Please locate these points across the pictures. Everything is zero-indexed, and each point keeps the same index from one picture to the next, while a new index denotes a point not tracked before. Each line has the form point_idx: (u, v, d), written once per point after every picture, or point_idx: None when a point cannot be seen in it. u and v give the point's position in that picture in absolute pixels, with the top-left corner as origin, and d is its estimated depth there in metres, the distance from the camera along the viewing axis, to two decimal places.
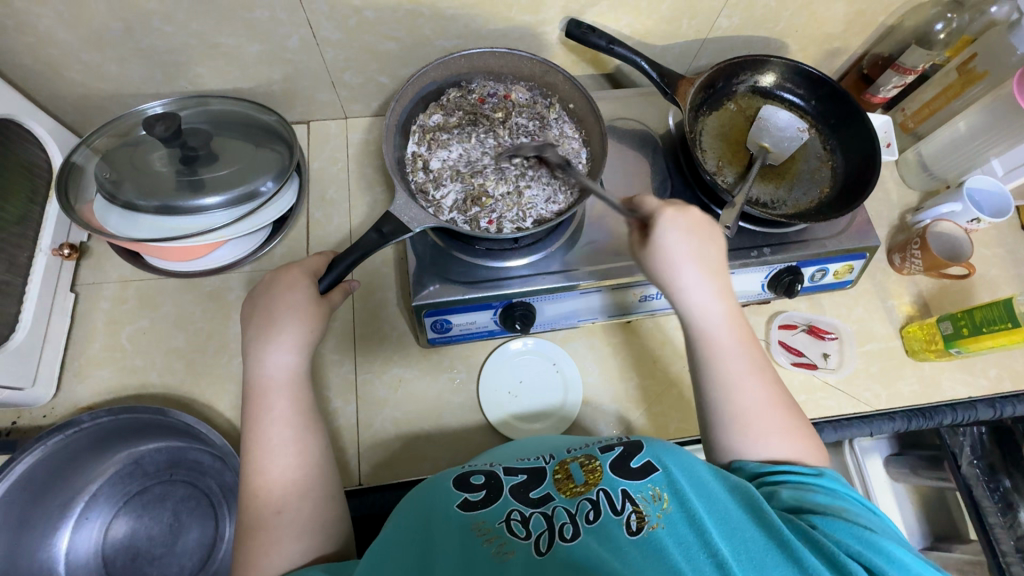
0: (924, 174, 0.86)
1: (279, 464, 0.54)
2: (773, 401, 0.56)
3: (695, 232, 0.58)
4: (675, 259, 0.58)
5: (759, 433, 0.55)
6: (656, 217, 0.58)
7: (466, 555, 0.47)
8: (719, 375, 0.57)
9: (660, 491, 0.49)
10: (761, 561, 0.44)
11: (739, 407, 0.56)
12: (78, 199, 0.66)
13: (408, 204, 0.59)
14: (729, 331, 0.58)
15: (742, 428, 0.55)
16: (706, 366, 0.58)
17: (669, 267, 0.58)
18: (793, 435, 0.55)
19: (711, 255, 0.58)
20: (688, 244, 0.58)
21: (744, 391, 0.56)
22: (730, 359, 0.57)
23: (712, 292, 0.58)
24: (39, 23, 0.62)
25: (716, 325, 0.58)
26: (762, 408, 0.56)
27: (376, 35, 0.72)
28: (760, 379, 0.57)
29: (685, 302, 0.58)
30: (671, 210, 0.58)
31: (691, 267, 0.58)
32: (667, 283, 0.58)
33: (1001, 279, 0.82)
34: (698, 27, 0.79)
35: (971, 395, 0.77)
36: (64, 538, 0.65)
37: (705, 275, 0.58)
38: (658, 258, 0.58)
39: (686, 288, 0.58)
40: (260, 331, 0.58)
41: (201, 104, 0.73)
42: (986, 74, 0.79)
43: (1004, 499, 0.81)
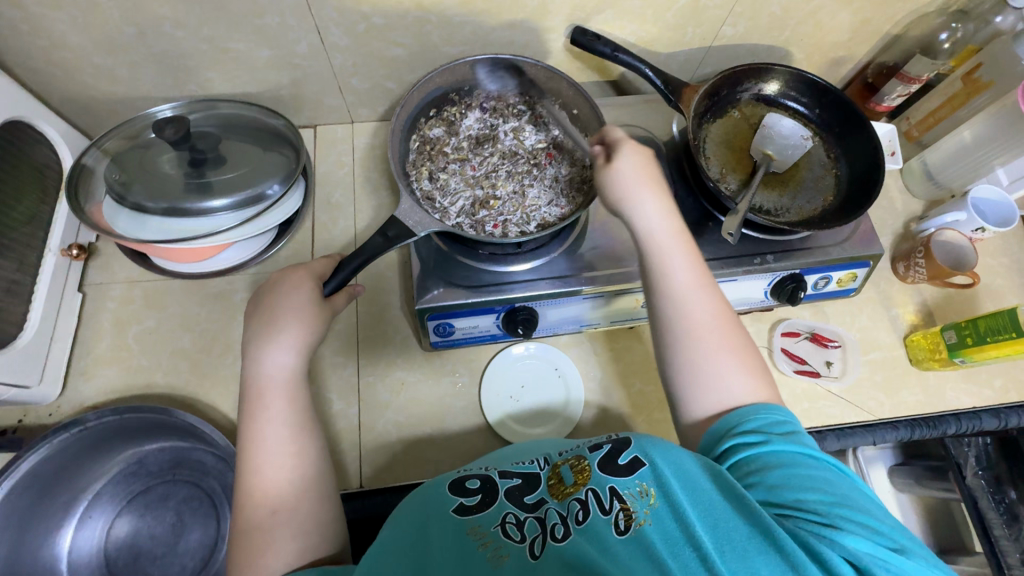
0: (929, 183, 0.86)
1: (276, 464, 0.54)
2: (724, 321, 0.57)
3: (650, 162, 0.62)
4: (629, 179, 0.60)
5: (708, 353, 0.55)
6: (619, 146, 0.62)
7: (462, 557, 0.47)
8: (676, 304, 0.57)
9: (647, 487, 0.48)
10: (745, 555, 0.44)
11: (690, 325, 0.56)
12: (88, 200, 0.67)
13: (412, 208, 0.60)
14: (680, 256, 0.59)
15: (692, 345, 0.55)
16: (658, 286, 0.58)
17: (621, 186, 0.60)
18: (742, 358, 0.56)
19: (652, 172, 0.61)
20: (635, 163, 0.61)
21: (694, 308, 0.57)
22: (678, 277, 0.58)
23: (664, 210, 0.60)
24: (53, 27, 0.63)
25: (667, 244, 0.59)
26: (712, 325, 0.56)
27: (384, 41, 0.72)
28: (709, 297, 0.57)
29: (643, 223, 0.60)
30: (633, 143, 0.62)
31: (643, 191, 0.60)
32: (621, 202, 0.60)
33: (1006, 288, 0.82)
34: (703, 35, 0.79)
35: (975, 405, 0.76)
36: (67, 536, 0.66)
37: (654, 194, 0.60)
38: (615, 181, 0.60)
39: (639, 211, 0.60)
40: (262, 331, 0.58)
41: (210, 108, 0.74)
42: (991, 84, 0.79)
43: (1009, 511, 0.80)
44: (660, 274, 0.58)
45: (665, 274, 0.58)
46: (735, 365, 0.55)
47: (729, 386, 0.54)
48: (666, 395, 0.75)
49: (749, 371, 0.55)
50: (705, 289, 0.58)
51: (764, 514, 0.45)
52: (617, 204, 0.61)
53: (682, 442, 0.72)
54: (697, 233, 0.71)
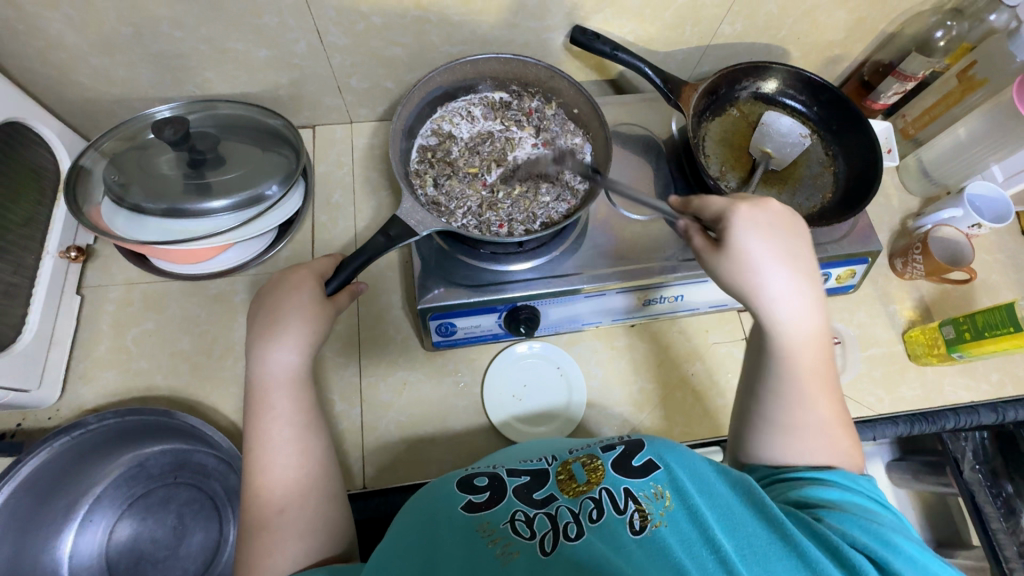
0: (924, 180, 0.86)
1: (281, 463, 0.54)
2: (834, 419, 0.54)
3: (783, 232, 0.53)
4: (755, 264, 0.52)
5: (807, 447, 0.53)
6: (731, 219, 0.53)
7: (471, 553, 0.47)
8: (787, 388, 0.54)
9: (662, 489, 0.49)
10: (764, 559, 0.44)
11: (795, 417, 0.53)
12: (86, 202, 0.66)
13: (414, 207, 0.59)
14: (810, 350, 0.53)
15: (788, 436, 0.53)
16: (776, 375, 0.54)
17: (749, 272, 0.52)
18: (842, 451, 0.53)
19: (795, 252, 0.53)
20: (773, 247, 0.52)
21: (805, 405, 0.53)
22: (794, 372, 0.53)
23: (805, 297, 0.53)
24: (50, 27, 0.63)
25: (802, 341, 0.53)
26: (823, 424, 0.53)
27: (383, 41, 0.72)
28: (827, 395, 0.54)
29: (773, 314, 0.53)
30: (750, 210, 0.53)
31: (776, 272, 0.52)
32: (752, 289, 0.53)
33: (1002, 284, 0.83)
34: (701, 33, 0.79)
35: (973, 399, 0.77)
36: (67, 541, 0.65)
37: (792, 278, 0.52)
38: (733, 260, 0.53)
39: (773, 297, 0.52)
40: (264, 331, 0.58)
41: (209, 109, 0.73)
42: (986, 81, 0.80)
43: (1007, 504, 0.81)
44: (777, 362, 0.54)
45: (785, 364, 0.53)
46: (832, 454, 0.53)
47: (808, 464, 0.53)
48: (668, 392, 0.75)
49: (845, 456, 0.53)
50: (827, 378, 0.54)
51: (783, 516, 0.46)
52: (741, 289, 0.54)
53: (684, 440, 0.73)
54: None
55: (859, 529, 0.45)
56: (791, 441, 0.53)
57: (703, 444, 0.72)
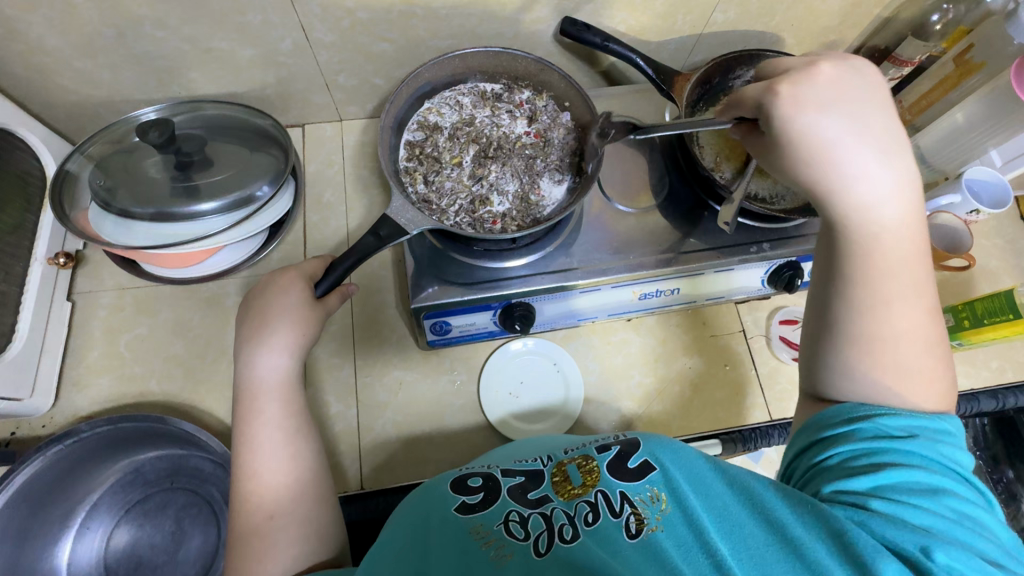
0: (923, 166, 0.86)
1: (271, 468, 0.54)
2: (925, 334, 0.49)
3: (843, 104, 0.49)
4: (830, 144, 0.48)
5: (892, 364, 0.48)
6: (775, 98, 0.49)
7: (464, 556, 0.47)
8: (869, 288, 0.49)
9: (658, 492, 0.49)
10: (762, 561, 0.43)
11: (884, 327, 0.48)
12: (72, 208, 0.65)
13: (404, 206, 0.59)
14: (897, 237, 0.49)
15: (876, 353, 0.48)
16: (851, 272, 0.49)
17: (809, 151, 0.49)
18: (927, 381, 0.48)
19: (879, 129, 0.49)
20: (849, 125, 0.48)
21: (886, 309, 0.48)
22: (873, 266, 0.49)
23: (887, 179, 0.48)
24: (29, 30, 0.61)
25: (879, 223, 0.48)
26: (908, 330, 0.48)
27: (370, 36, 0.71)
28: (914, 300, 0.49)
29: (849, 197, 0.49)
30: (791, 85, 0.49)
31: (856, 148, 0.48)
32: (817, 172, 0.49)
33: (1001, 270, 0.82)
34: (693, 22, 0.78)
35: (972, 386, 0.77)
36: (65, 549, 0.65)
37: (869, 156, 0.48)
38: (795, 142, 0.49)
39: (850, 178, 0.48)
40: (252, 334, 0.57)
41: (195, 109, 0.72)
42: (984, 64, 0.78)
43: (1008, 490, 0.82)
44: (856, 258, 0.49)
45: (860, 250, 0.49)
46: (924, 380, 0.48)
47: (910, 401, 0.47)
48: (665, 386, 0.75)
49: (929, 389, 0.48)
50: (915, 273, 0.49)
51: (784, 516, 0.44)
52: (807, 172, 0.50)
53: (682, 433, 0.72)
54: (692, 224, 0.71)
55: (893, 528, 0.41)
56: (876, 355, 0.48)
57: (700, 438, 0.72)
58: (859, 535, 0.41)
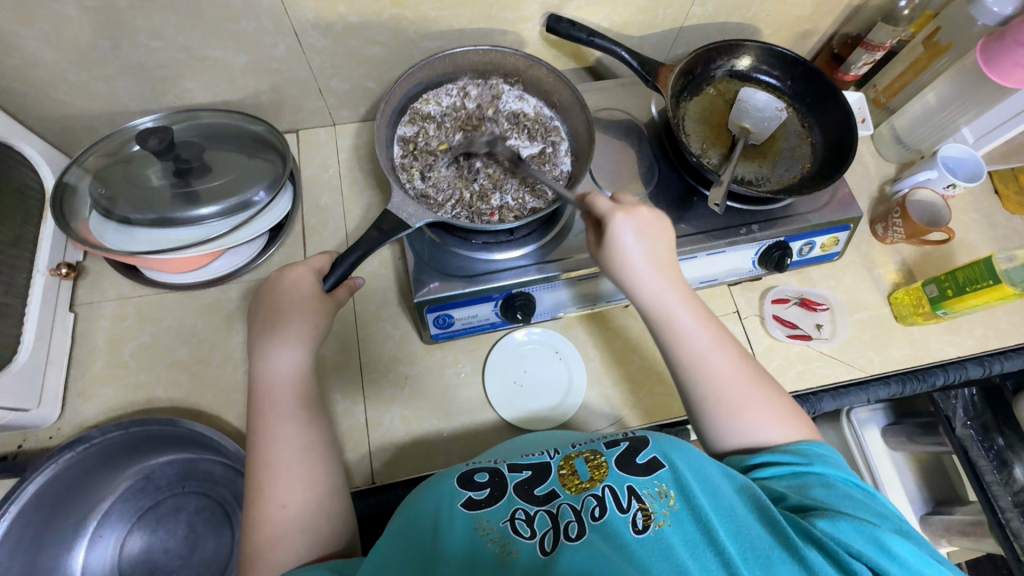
0: (898, 147, 0.89)
1: (285, 459, 0.55)
2: (746, 378, 0.58)
3: (645, 233, 0.60)
4: (632, 257, 0.60)
5: (740, 416, 0.56)
6: (608, 221, 0.60)
7: (473, 557, 0.47)
8: (693, 365, 0.59)
9: (666, 488, 0.50)
10: (769, 562, 0.45)
11: (715, 390, 0.58)
12: (74, 218, 0.66)
13: (405, 200, 0.60)
14: (686, 318, 0.60)
15: (719, 412, 0.57)
16: (675, 359, 0.60)
17: (620, 264, 0.60)
18: (783, 417, 0.57)
19: (664, 251, 0.61)
20: (643, 244, 0.60)
21: (716, 377, 0.58)
22: (703, 348, 0.59)
23: (664, 284, 0.61)
24: (25, 44, 0.62)
25: (675, 313, 0.60)
26: (738, 386, 0.58)
27: (361, 40, 0.73)
28: (729, 359, 0.59)
29: (645, 301, 0.61)
30: (622, 214, 0.60)
31: (645, 264, 0.60)
32: (623, 278, 0.61)
33: (980, 242, 0.85)
34: (673, 16, 0.81)
35: (960, 354, 0.80)
36: (78, 556, 0.65)
37: (658, 269, 0.60)
38: (613, 255, 0.60)
39: (638, 285, 0.61)
40: (267, 329, 0.59)
41: (191, 118, 0.73)
42: (951, 46, 0.82)
43: (999, 458, 0.75)
44: (672, 340, 0.60)
45: (681, 341, 0.60)
46: (771, 422, 0.56)
47: (769, 437, 0.56)
48: (665, 369, 0.77)
49: (778, 417, 0.57)
50: (727, 349, 0.60)
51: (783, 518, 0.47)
52: (620, 280, 0.61)
53: (683, 413, 0.74)
54: (683, 208, 0.73)
55: (854, 534, 0.46)
56: (723, 414, 0.57)
57: None
58: (836, 546, 0.45)
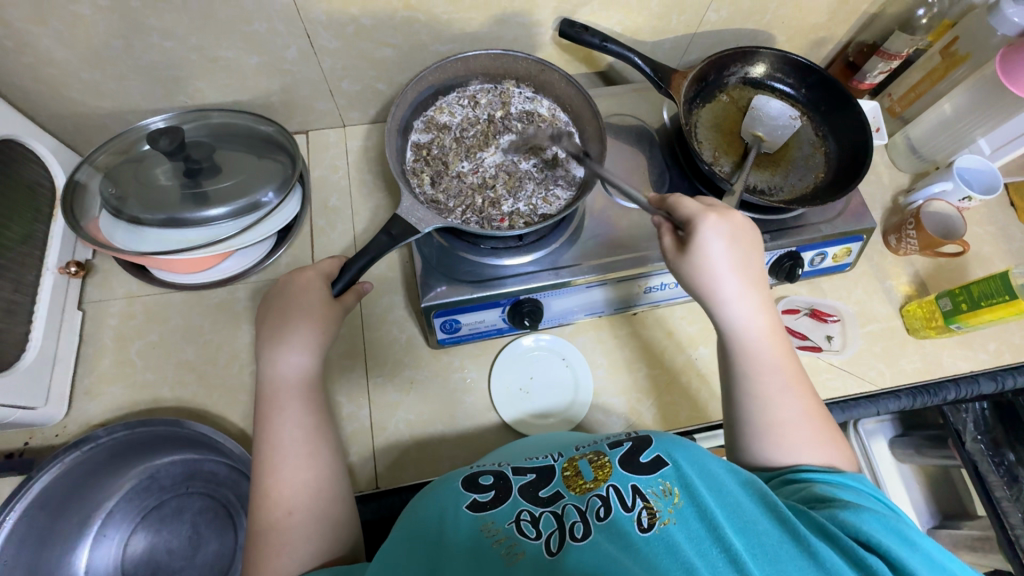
0: (912, 157, 0.88)
1: (290, 464, 0.54)
2: (809, 413, 0.56)
3: (740, 240, 0.57)
4: (718, 271, 0.57)
5: (796, 446, 0.54)
6: (696, 222, 0.57)
7: (477, 557, 0.47)
8: (758, 385, 0.56)
9: (671, 486, 0.49)
10: (777, 557, 0.44)
11: (774, 417, 0.55)
12: (84, 217, 0.66)
13: (414, 205, 0.60)
14: (768, 346, 0.57)
15: (774, 437, 0.55)
16: (744, 377, 0.57)
17: (707, 278, 0.57)
18: (828, 444, 0.55)
19: (754, 267, 0.58)
20: (733, 253, 0.57)
21: (779, 403, 0.56)
22: (768, 371, 0.57)
23: (755, 304, 0.58)
24: (39, 42, 0.62)
25: (759, 340, 0.57)
26: (801, 419, 0.55)
27: (373, 42, 0.72)
28: (797, 391, 0.56)
29: (731, 318, 0.58)
30: (714, 217, 0.57)
31: (734, 276, 0.57)
32: (709, 292, 0.58)
33: (994, 255, 0.84)
34: (687, 22, 0.80)
35: (972, 368, 0.78)
36: (83, 555, 0.65)
37: (747, 288, 0.57)
38: (693, 267, 0.57)
39: (727, 301, 0.57)
40: (274, 334, 0.59)
41: (202, 118, 0.73)
42: (969, 56, 0.81)
43: (1010, 473, 0.80)
44: (745, 361, 0.57)
45: (754, 366, 0.57)
46: (822, 456, 0.54)
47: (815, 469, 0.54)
48: (673, 378, 0.76)
49: (830, 455, 0.55)
50: (796, 382, 0.57)
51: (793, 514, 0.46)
52: (704, 295, 0.58)
53: (691, 424, 0.73)
54: None
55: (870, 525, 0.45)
56: (776, 440, 0.55)
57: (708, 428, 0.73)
58: (850, 539, 0.45)
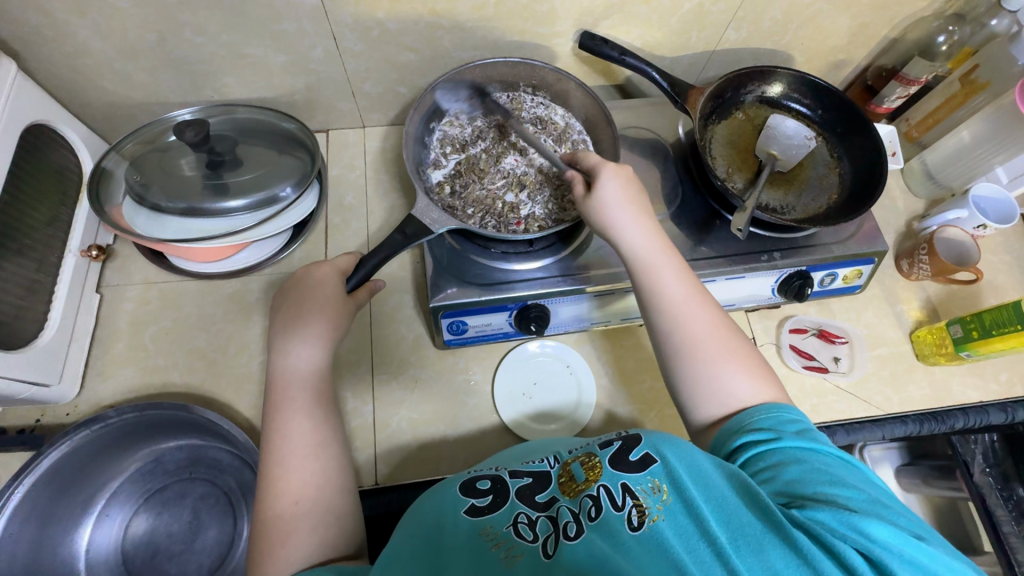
0: (929, 182, 0.87)
1: (298, 456, 0.55)
2: (717, 327, 0.59)
3: (632, 180, 0.64)
4: (612, 205, 0.62)
5: (716, 366, 0.57)
6: (599, 172, 0.63)
7: (474, 557, 0.47)
8: (668, 308, 0.59)
9: (660, 483, 0.49)
10: (758, 548, 0.43)
11: (692, 339, 0.58)
12: (108, 202, 0.68)
13: (429, 206, 0.61)
14: (672, 271, 0.61)
15: (695, 362, 0.57)
16: (654, 301, 0.60)
17: (606, 211, 0.62)
18: (744, 359, 0.57)
19: (639, 199, 0.63)
20: (619, 190, 0.62)
21: (692, 321, 0.58)
22: (671, 292, 0.60)
23: (645, 230, 0.62)
24: (77, 33, 0.65)
25: (660, 260, 0.61)
26: (709, 333, 0.58)
27: (397, 46, 0.74)
28: (702, 306, 0.60)
29: (630, 246, 0.62)
30: (611, 165, 0.63)
31: (622, 209, 0.62)
32: (606, 226, 0.62)
33: (1009, 285, 0.83)
34: (707, 39, 0.81)
35: (982, 399, 0.77)
36: (84, 534, 0.66)
37: (634, 216, 0.62)
38: (597, 206, 0.63)
39: (619, 229, 0.62)
40: (288, 326, 0.60)
41: (227, 112, 0.75)
42: (988, 84, 0.81)
43: (1019, 508, 0.79)
44: (650, 289, 0.60)
45: (660, 288, 0.60)
46: (740, 370, 0.57)
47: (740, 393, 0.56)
48: None
49: (748, 371, 0.57)
50: (703, 300, 0.60)
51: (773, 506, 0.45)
52: (601, 228, 0.63)
53: (693, 438, 0.73)
54: (704, 231, 0.73)
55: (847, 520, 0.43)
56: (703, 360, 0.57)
57: None
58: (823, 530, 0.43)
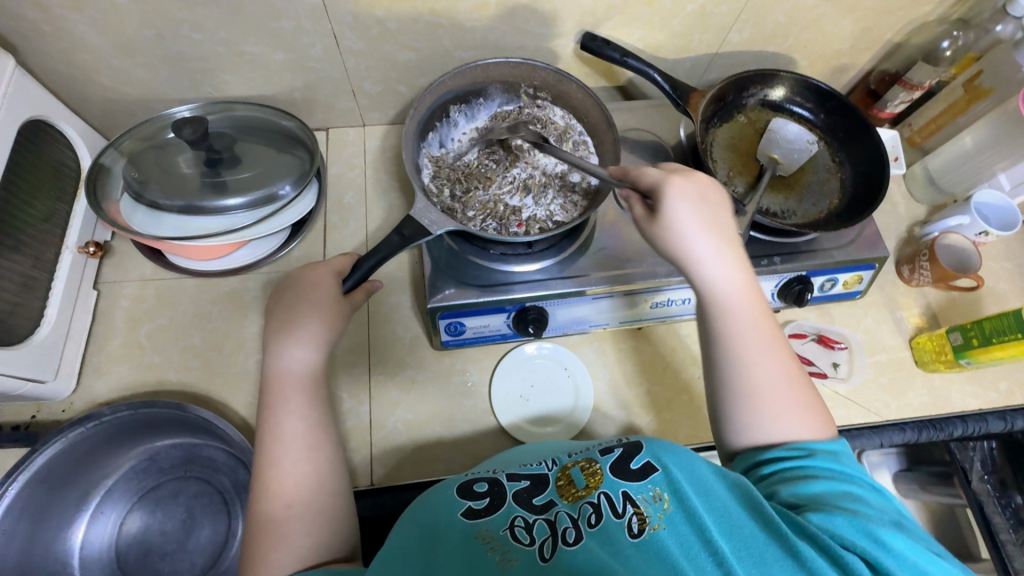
0: (931, 188, 0.87)
1: (292, 458, 0.55)
2: (791, 376, 0.54)
3: (707, 200, 0.58)
4: (689, 228, 0.57)
5: (778, 411, 0.52)
6: (664, 188, 0.58)
7: (470, 559, 0.47)
8: (737, 347, 0.55)
9: (660, 491, 0.49)
10: (762, 560, 0.44)
11: (754, 385, 0.53)
12: (105, 199, 0.68)
13: (427, 207, 0.61)
14: (746, 307, 0.56)
15: (756, 405, 0.53)
16: (717, 335, 0.56)
17: (678, 235, 0.57)
18: (809, 414, 0.53)
19: (724, 223, 0.58)
20: (696, 210, 0.57)
21: (761, 366, 0.54)
22: (742, 330, 0.55)
23: (731, 263, 0.57)
24: (75, 29, 0.65)
25: (739, 298, 0.56)
26: (780, 382, 0.53)
27: (397, 45, 0.74)
28: (776, 353, 0.55)
29: (709, 276, 0.57)
30: (679, 180, 0.58)
31: (703, 235, 0.57)
32: (683, 251, 0.57)
33: (1010, 292, 0.83)
34: (709, 41, 0.81)
35: (981, 407, 0.77)
36: (78, 531, 0.66)
37: (719, 244, 0.57)
38: (669, 229, 0.57)
39: (702, 260, 0.57)
40: (283, 326, 0.60)
41: (227, 109, 0.75)
42: (991, 91, 0.80)
43: (1016, 516, 0.78)
44: (726, 322, 0.56)
45: (732, 325, 0.55)
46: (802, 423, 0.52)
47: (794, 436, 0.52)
48: (675, 395, 0.75)
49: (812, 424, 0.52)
50: (774, 344, 0.55)
51: (776, 515, 0.45)
52: (679, 253, 0.58)
53: (690, 443, 0.72)
54: None
55: (852, 529, 0.44)
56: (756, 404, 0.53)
57: (710, 447, 0.72)
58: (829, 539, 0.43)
